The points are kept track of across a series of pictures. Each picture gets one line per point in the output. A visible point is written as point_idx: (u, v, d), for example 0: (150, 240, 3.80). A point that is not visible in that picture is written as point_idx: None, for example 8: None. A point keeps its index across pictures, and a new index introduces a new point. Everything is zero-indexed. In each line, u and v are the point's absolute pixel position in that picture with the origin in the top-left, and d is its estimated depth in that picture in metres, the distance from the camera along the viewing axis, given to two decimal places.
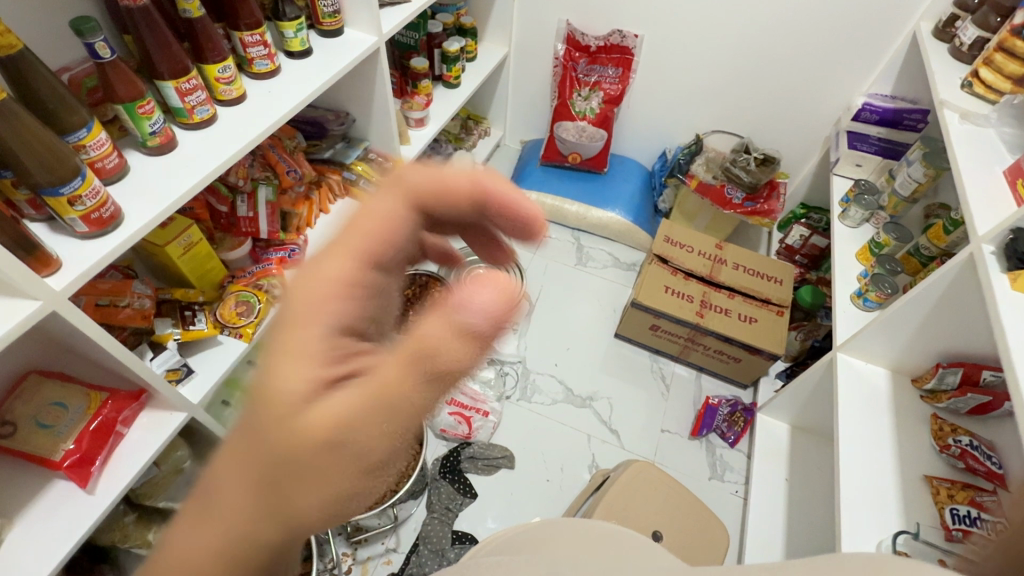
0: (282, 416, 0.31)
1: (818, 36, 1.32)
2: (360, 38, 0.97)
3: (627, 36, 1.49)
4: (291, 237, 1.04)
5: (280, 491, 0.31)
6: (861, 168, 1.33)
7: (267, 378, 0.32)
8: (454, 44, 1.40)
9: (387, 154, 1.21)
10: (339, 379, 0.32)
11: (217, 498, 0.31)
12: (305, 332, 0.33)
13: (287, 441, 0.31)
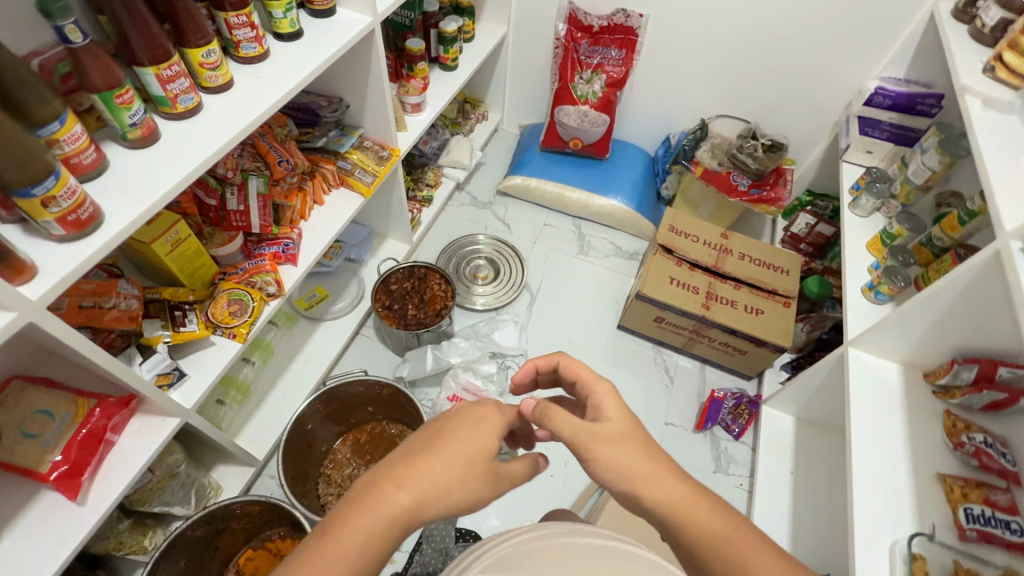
0: (476, 447, 0.56)
1: (832, 15, 1.27)
2: (354, 19, 0.91)
3: (631, 16, 1.43)
4: (285, 231, 1.00)
5: (450, 488, 0.53)
6: (871, 155, 1.30)
7: (473, 430, 0.58)
8: (451, 24, 1.34)
9: (382, 142, 1.16)
10: (487, 451, 0.57)
11: (416, 475, 0.52)
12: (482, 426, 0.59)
13: (471, 462, 0.55)
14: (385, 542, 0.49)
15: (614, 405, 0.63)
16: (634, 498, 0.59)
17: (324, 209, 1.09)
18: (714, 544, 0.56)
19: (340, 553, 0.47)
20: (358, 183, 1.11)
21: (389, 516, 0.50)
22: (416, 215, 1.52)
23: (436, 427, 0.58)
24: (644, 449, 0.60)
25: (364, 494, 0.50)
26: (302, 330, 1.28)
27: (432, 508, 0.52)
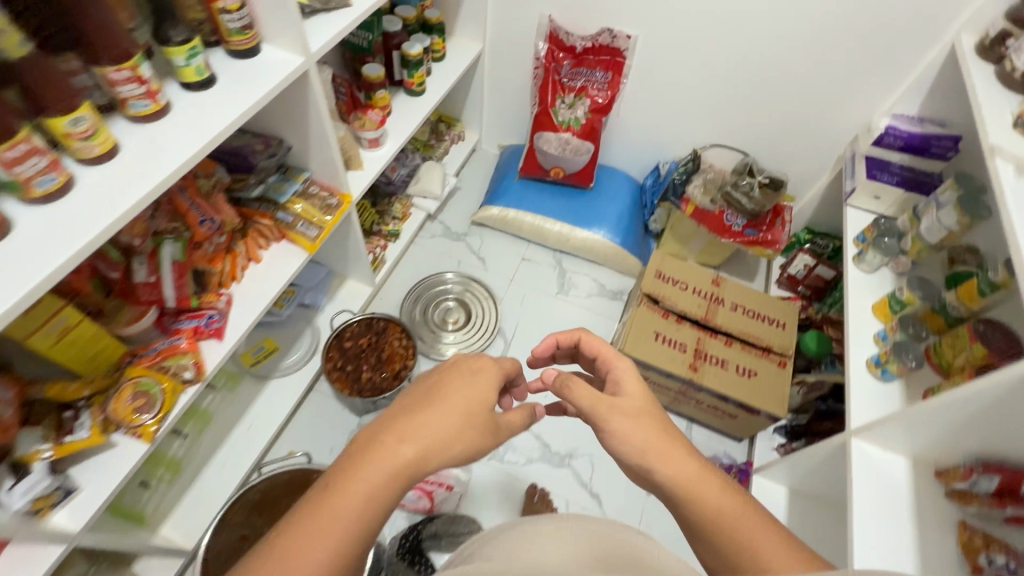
0: (475, 399, 0.60)
1: (842, 43, 1.13)
2: (282, 59, 0.77)
3: (618, 37, 1.29)
4: (209, 301, 0.86)
5: (452, 439, 0.55)
6: (879, 201, 1.16)
7: (471, 382, 0.61)
8: (415, 46, 1.19)
9: (331, 186, 1.02)
10: (487, 401, 0.61)
11: (418, 426, 0.54)
12: (481, 376, 0.62)
13: (470, 414, 0.58)
14: (387, 494, 0.49)
15: (631, 383, 0.71)
16: (645, 471, 0.61)
17: (261, 267, 0.95)
18: (724, 522, 0.56)
19: (344, 505, 0.47)
20: (300, 238, 0.97)
21: (393, 469, 0.50)
22: (379, 253, 1.38)
23: (432, 380, 0.60)
24: (658, 429, 0.64)
25: (367, 448, 0.51)
26: (248, 388, 1.16)
27: (436, 458, 0.53)
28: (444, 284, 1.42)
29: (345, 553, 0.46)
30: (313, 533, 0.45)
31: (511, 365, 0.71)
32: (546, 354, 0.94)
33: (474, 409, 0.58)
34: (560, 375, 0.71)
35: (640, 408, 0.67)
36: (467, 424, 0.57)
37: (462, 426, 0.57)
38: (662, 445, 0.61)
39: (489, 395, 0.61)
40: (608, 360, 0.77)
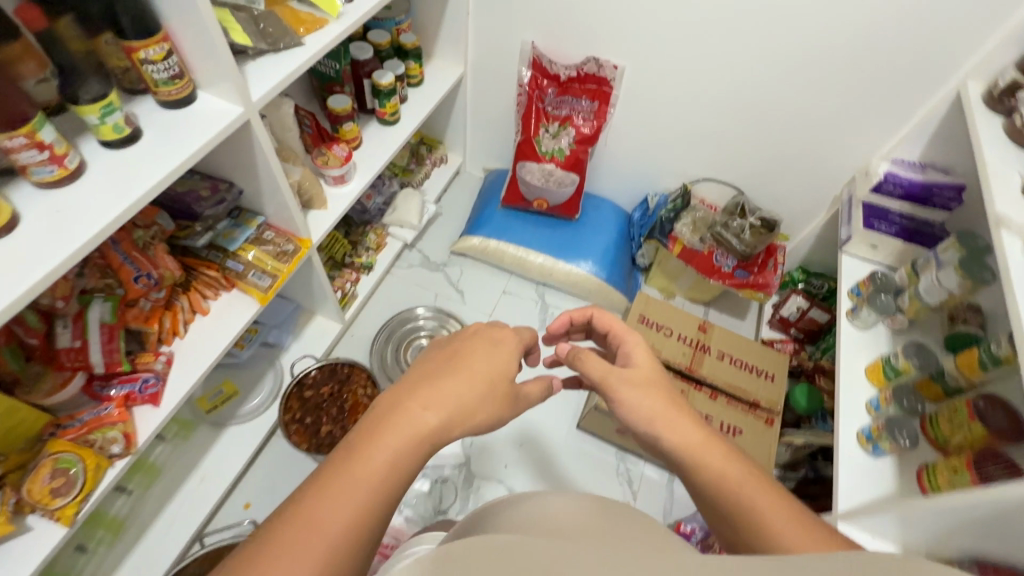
0: (493, 369, 0.63)
1: (841, 82, 1.06)
2: (219, 109, 0.70)
3: (604, 66, 1.22)
4: (145, 361, 0.80)
5: (472, 408, 0.58)
6: (876, 251, 1.09)
7: (486, 356, 0.64)
8: (386, 75, 1.13)
9: (289, 231, 0.96)
10: (502, 372, 0.64)
11: (438, 395, 0.56)
12: (495, 348, 0.66)
13: (489, 384, 0.62)
14: (413, 459, 0.50)
15: (642, 355, 0.71)
16: (652, 438, 0.62)
17: (206, 320, 0.88)
18: (728, 485, 0.55)
19: (372, 466, 0.48)
20: (250, 288, 0.90)
21: (419, 434, 0.52)
22: (348, 288, 1.32)
23: (452, 352, 0.63)
24: (667, 399, 0.64)
25: (393, 412, 0.53)
26: (201, 437, 1.10)
27: (457, 426, 0.56)
28: (417, 321, 1.35)
29: (377, 510, 0.47)
30: (344, 490, 0.46)
31: (523, 334, 0.74)
32: (559, 331, 0.93)
33: (490, 382, 0.62)
34: (572, 349, 0.73)
35: (647, 380, 0.67)
36: (487, 394, 0.61)
37: (483, 395, 0.60)
38: (669, 413, 0.62)
39: (506, 367, 0.66)
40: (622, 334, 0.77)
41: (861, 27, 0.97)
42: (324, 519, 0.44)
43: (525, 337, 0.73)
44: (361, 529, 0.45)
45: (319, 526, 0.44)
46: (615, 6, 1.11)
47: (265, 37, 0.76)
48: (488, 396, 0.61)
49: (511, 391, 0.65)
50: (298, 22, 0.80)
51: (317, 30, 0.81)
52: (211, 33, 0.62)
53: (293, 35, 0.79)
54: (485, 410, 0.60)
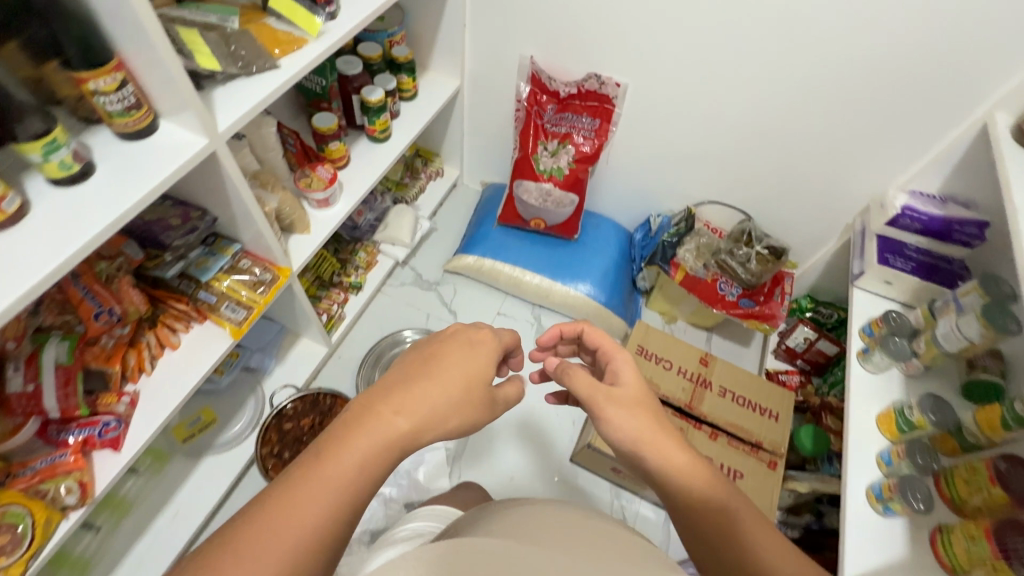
0: (470, 372, 0.63)
1: (857, 107, 1.00)
2: (181, 140, 0.64)
3: (606, 83, 1.16)
4: (106, 403, 0.75)
5: (444, 415, 0.59)
6: (890, 287, 1.02)
7: (464, 358, 0.64)
8: (376, 92, 1.07)
9: (267, 259, 0.91)
10: (479, 376, 0.64)
11: (412, 400, 0.57)
12: (474, 351, 0.66)
13: (465, 388, 0.62)
14: (381, 464, 0.53)
15: (630, 373, 0.69)
16: (636, 458, 0.62)
17: (176, 356, 0.83)
18: (707, 512, 0.57)
19: (344, 467, 0.51)
20: (223, 322, 0.85)
21: (390, 438, 0.54)
22: (335, 310, 1.27)
23: (429, 354, 0.63)
24: (653, 419, 0.63)
25: (366, 414, 0.55)
26: (177, 468, 1.06)
27: (428, 432, 0.57)
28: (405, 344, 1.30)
29: (349, 505, 0.50)
30: (317, 487, 0.49)
31: (505, 335, 0.74)
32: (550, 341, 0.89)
33: (464, 388, 0.62)
34: (560, 363, 0.71)
35: (635, 399, 0.66)
36: (462, 399, 0.61)
37: (456, 401, 0.60)
38: (654, 436, 0.61)
39: (485, 370, 0.65)
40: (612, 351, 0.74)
41: (879, 51, 0.91)
42: (297, 515, 0.48)
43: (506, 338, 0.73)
44: (332, 522, 0.49)
45: (290, 522, 0.47)
46: (618, 22, 1.05)
47: (237, 61, 0.71)
48: (463, 403, 0.61)
49: (489, 396, 0.65)
50: (274, 43, 0.75)
51: (296, 50, 0.76)
52: (168, 64, 0.57)
53: (268, 58, 0.73)
54: (458, 417, 0.61)
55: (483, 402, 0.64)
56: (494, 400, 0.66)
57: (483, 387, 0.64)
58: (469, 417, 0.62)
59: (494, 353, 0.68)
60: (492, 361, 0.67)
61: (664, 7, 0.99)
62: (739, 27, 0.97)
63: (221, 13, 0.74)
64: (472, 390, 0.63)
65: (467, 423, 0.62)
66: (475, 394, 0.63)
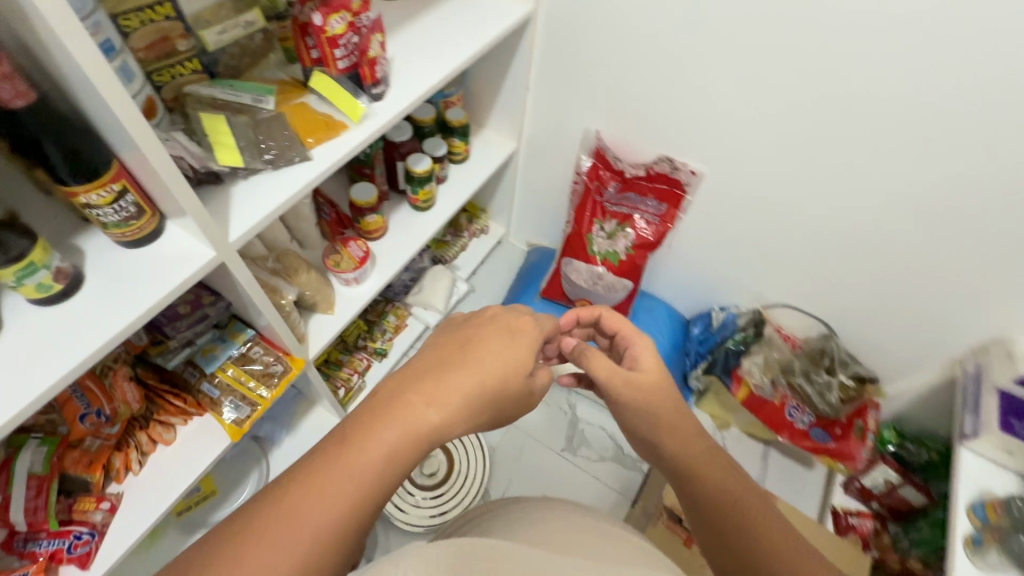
0: (508, 361, 0.58)
1: (995, 244, 0.80)
2: (187, 248, 0.56)
3: (680, 169, 1.00)
4: (83, 510, 0.67)
5: (477, 405, 0.54)
6: (1012, 457, 0.84)
7: (502, 345, 0.60)
8: (423, 162, 0.98)
9: (280, 349, 0.82)
10: (520, 365, 0.59)
11: (445, 389, 0.53)
12: (514, 342, 0.61)
13: (502, 379, 0.57)
14: (409, 457, 0.48)
15: (650, 358, 0.65)
16: (653, 446, 0.60)
17: (167, 453, 0.74)
18: (724, 501, 0.55)
19: (366, 462, 0.45)
20: (222, 418, 0.77)
21: (420, 433, 0.49)
22: (355, 381, 1.17)
23: (463, 339, 0.59)
24: (675, 404, 0.61)
25: (394, 404, 0.50)
26: (167, 543, 0.97)
27: (460, 425, 0.52)
28: None
29: (369, 503, 0.45)
30: (335, 486, 0.43)
31: (543, 320, 0.69)
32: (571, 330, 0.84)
33: (502, 374, 0.57)
34: (578, 347, 0.67)
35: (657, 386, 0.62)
36: (498, 389, 0.56)
37: (492, 391, 0.56)
38: (676, 421, 0.59)
39: (525, 358, 0.60)
40: (630, 334, 0.69)
41: None
42: (310, 518, 0.42)
43: (544, 321, 0.69)
44: (352, 523, 0.43)
45: (302, 520, 0.41)
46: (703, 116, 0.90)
47: (259, 154, 0.62)
48: (498, 395, 0.56)
49: (527, 390, 0.61)
50: (307, 130, 0.66)
51: (331, 138, 0.67)
52: (165, 173, 0.48)
53: (296, 148, 0.64)
54: (492, 409, 0.56)
55: (521, 395, 0.60)
56: (531, 394, 0.62)
57: (524, 379, 0.59)
58: (502, 409, 0.58)
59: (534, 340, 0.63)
60: (532, 347, 0.62)
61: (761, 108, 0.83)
62: (855, 141, 0.80)
63: (255, 92, 0.66)
64: (510, 379, 0.58)
65: (499, 414, 0.58)
66: (513, 386, 0.58)
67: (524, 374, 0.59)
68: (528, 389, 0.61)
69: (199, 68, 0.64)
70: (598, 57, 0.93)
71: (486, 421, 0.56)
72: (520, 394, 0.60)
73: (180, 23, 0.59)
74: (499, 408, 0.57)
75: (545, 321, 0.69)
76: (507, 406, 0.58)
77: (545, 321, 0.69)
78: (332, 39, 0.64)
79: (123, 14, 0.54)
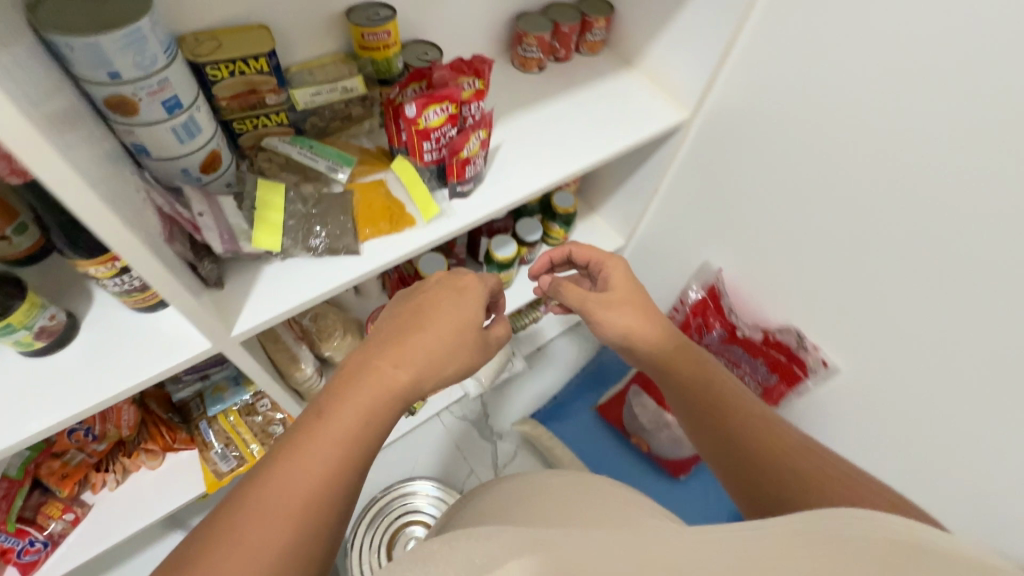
0: (468, 316, 0.52)
1: None
2: (186, 334, 0.49)
3: (808, 350, 0.77)
4: (47, 516, 0.65)
5: (445, 358, 0.48)
6: None
7: (448, 301, 0.52)
8: (507, 248, 0.88)
9: (287, 408, 0.76)
10: (473, 315, 0.52)
11: (411, 350, 0.46)
12: (465, 291, 0.54)
13: (463, 332, 0.50)
14: (381, 424, 0.42)
15: (620, 277, 0.61)
16: (629, 350, 0.58)
17: (147, 477, 0.72)
18: (699, 385, 0.53)
19: (333, 439, 0.39)
20: (205, 464, 0.72)
21: (388, 395, 0.43)
22: None
23: (417, 301, 0.51)
24: (643, 311, 0.58)
25: (354, 375, 0.44)
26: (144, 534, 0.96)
27: (429, 381, 0.46)
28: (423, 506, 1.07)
29: (346, 485, 0.38)
30: (302, 472, 0.37)
31: (488, 276, 0.59)
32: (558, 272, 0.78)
33: (455, 322, 0.50)
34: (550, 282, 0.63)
35: (631, 299, 0.59)
36: (456, 337, 0.50)
37: (452, 338, 0.49)
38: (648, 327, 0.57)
39: (477, 308, 0.53)
40: (603, 258, 0.64)
41: None
42: (275, 525, 0.35)
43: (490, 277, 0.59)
44: (329, 501, 0.37)
45: (266, 527, 0.35)
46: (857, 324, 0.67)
47: (306, 239, 0.55)
48: (455, 348, 0.49)
49: (487, 348, 0.54)
50: (368, 219, 0.58)
51: (391, 233, 0.58)
52: (157, 276, 0.41)
53: (347, 239, 0.56)
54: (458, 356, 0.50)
55: (483, 351, 0.53)
56: (489, 353, 0.54)
57: (482, 335, 0.53)
58: (467, 365, 0.51)
59: (481, 292, 0.55)
60: (478, 296, 0.54)
61: (946, 352, 0.60)
62: None
63: (333, 160, 0.59)
64: (465, 330, 0.51)
65: (469, 368, 0.52)
66: (470, 329, 0.51)
67: (478, 324, 0.52)
68: (488, 346, 0.54)
69: (287, 123, 0.59)
70: (751, 196, 0.75)
71: (457, 374, 0.50)
72: (482, 354, 0.53)
73: (273, 78, 0.54)
74: (467, 357, 0.51)
75: (492, 278, 0.60)
76: (473, 363, 0.52)
77: (491, 277, 0.60)
78: (423, 131, 0.54)
79: (211, 63, 0.50)
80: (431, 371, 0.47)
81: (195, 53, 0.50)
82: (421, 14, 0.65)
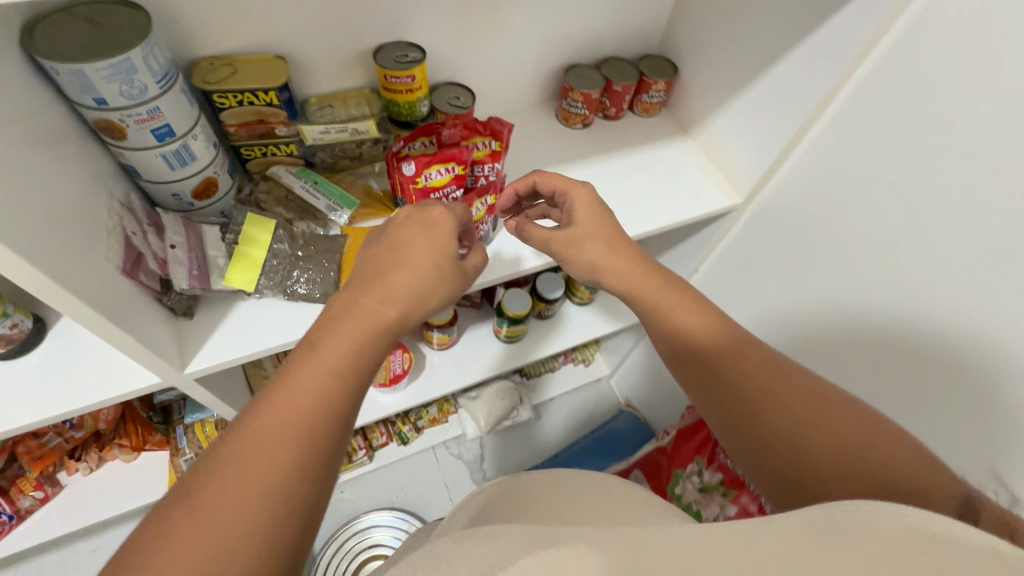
0: (451, 243, 0.43)
1: None
2: (136, 367, 0.48)
3: None
4: (19, 491, 0.66)
5: (432, 291, 0.40)
6: None
7: (420, 226, 0.42)
8: (519, 304, 0.82)
9: None
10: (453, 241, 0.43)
11: (397, 283, 0.39)
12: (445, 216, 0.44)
13: (445, 259, 0.42)
14: (366, 362, 0.35)
15: (587, 207, 0.50)
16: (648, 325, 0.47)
17: (121, 468, 0.74)
18: (734, 376, 0.42)
19: (315, 382, 0.32)
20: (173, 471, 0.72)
21: (373, 333, 0.36)
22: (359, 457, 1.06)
23: (388, 233, 0.42)
24: (635, 258, 0.48)
25: (334, 315, 0.36)
26: None
27: (414, 317, 0.39)
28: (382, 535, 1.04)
29: (330, 433, 0.32)
30: (280, 424, 0.30)
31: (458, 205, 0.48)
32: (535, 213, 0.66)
33: (434, 247, 0.42)
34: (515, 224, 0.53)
35: (611, 229, 0.49)
36: (438, 265, 0.41)
37: (437, 267, 0.41)
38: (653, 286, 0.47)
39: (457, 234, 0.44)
40: (566, 185, 0.51)
41: None
42: (241, 505, 0.28)
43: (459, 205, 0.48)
44: (316, 451, 0.31)
45: (249, 485, 0.28)
46: None
47: (285, 282, 0.52)
48: (437, 277, 0.41)
49: (468, 278, 0.45)
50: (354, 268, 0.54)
51: None
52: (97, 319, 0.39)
53: (327, 286, 0.53)
54: (441, 285, 0.41)
55: (466, 281, 0.44)
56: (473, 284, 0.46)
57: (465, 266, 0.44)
58: (450, 296, 0.43)
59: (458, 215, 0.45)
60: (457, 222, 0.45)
61: None
62: None
63: (334, 199, 0.56)
64: (444, 256, 0.42)
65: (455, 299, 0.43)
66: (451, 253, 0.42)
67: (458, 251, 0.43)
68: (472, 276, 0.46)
69: (296, 154, 0.56)
70: (797, 305, 0.65)
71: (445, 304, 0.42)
72: (464, 284, 0.44)
73: (283, 111, 0.51)
74: (451, 289, 0.42)
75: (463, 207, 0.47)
76: (458, 294, 0.44)
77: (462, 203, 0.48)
78: (423, 190, 0.50)
79: (219, 92, 0.48)
80: (413, 304, 0.39)
81: (205, 79, 0.48)
82: (458, 57, 0.61)
